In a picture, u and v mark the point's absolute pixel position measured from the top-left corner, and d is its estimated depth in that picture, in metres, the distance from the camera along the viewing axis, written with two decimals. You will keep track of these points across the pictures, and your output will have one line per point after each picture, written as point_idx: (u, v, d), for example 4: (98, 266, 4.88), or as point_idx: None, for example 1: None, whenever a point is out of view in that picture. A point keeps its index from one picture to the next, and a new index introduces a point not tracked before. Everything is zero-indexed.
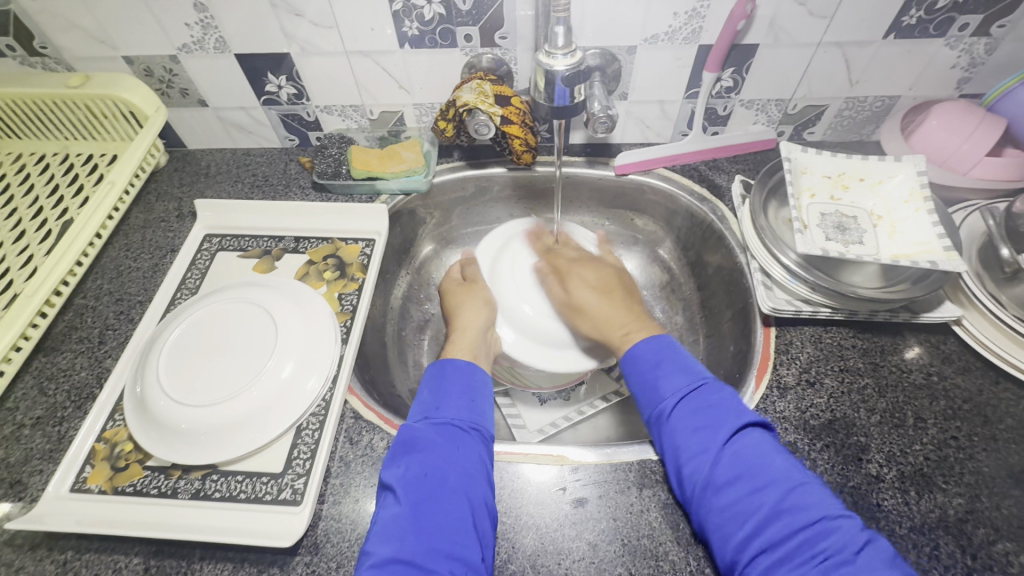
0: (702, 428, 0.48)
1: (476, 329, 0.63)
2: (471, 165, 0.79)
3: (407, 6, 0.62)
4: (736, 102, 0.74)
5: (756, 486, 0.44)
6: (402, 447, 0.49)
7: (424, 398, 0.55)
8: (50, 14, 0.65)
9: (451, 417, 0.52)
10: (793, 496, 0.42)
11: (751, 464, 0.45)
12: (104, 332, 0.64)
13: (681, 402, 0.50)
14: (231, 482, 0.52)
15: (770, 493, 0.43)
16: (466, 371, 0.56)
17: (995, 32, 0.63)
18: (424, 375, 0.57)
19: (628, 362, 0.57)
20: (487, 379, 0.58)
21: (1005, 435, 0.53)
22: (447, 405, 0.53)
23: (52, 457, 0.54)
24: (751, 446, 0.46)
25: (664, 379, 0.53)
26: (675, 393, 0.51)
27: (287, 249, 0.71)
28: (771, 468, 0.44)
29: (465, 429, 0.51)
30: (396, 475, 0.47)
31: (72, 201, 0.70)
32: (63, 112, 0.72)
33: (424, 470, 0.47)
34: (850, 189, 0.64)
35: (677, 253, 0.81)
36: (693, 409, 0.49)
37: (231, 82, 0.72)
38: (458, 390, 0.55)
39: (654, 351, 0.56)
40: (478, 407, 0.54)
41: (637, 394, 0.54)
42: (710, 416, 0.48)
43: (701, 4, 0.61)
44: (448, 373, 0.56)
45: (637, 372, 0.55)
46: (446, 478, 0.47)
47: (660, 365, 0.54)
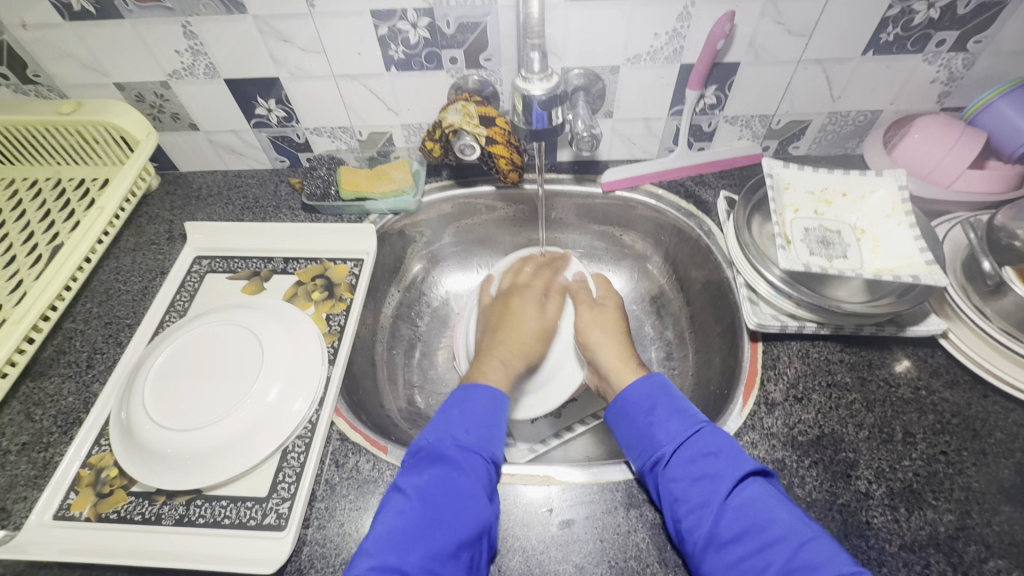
0: (701, 479, 0.48)
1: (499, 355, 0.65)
2: (459, 184, 0.79)
3: (392, 31, 0.63)
4: (720, 118, 0.74)
5: (762, 543, 0.43)
6: (426, 461, 0.50)
7: (453, 416, 0.55)
8: (43, 43, 0.66)
9: (473, 444, 0.52)
10: (804, 554, 0.41)
11: (756, 517, 0.44)
12: (92, 356, 0.64)
13: (679, 449, 0.50)
14: (215, 508, 0.51)
15: (776, 552, 0.42)
16: (496, 401, 0.57)
17: (972, 47, 0.64)
18: (450, 398, 0.58)
19: (619, 405, 0.57)
20: (493, 394, 0.58)
21: (994, 450, 0.52)
22: (472, 433, 0.53)
23: (36, 484, 0.54)
24: (754, 498, 0.46)
25: (660, 427, 0.53)
26: (674, 440, 0.51)
27: (275, 270, 0.71)
28: (775, 523, 0.44)
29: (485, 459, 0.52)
30: (413, 484, 0.48)
31: (63, 225, 0.71)
32: (55, 137, 0.73)
33: (444, 489, 0.48)
34: (834, 204, 0.64)
35: (665, 269, 0.81)
36: (691, 458, 0.49)
37: (221, 107, 0.74)
38: (484, 416, 0.55)
39: (647, 391, 0.56)
40: (497, 438, 0.54)
41: (632, 442, 0.54)
42: (709, 465, 0.48)
43: (681, 25, 0.62)
44: (477, 399, 0.57)
45: (629, 417, 0.56)
46: (461, 501, 0.47)
47: (655, 410, 0.54)
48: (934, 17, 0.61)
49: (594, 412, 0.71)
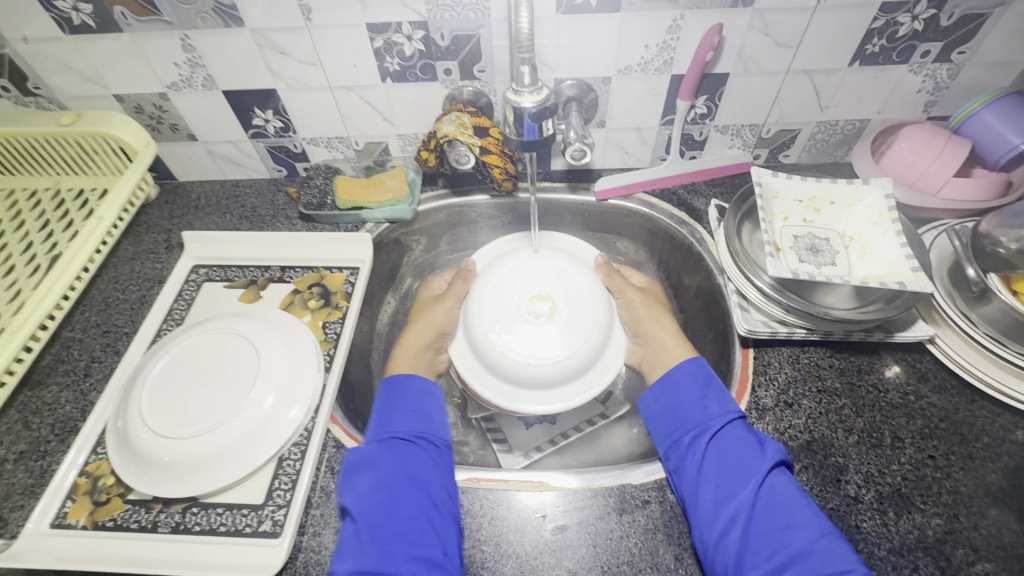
0: (738, 458, 0.50)
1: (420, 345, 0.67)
2: (454, 193, 0.80)
3: (387, 43, 0.64)
4: (711, 127, 0.76)
5: (789, 524, 0.46)
6: (353, 464, 0.52)
7: (376, 416, 0.58)
8: (43, 56, 0.67)
9: (396, 431, 0.55)
10: (827, 540, 0.44)
11: (787, 501, 0.47)
12: (89, 365, 0.64)
13: (724, 426, 0.53)
14: (211, 515, 0.52)
15: (801, 533, 0.45)
16: (416, 387, 0.60)
17: (956, 58, 0.65)
18: (374, 398, 0.60)
19: (671, 380, 0.59)
20: (427, 384, 0.61)
21: (982, 454, 0.53)
22: (393, 422, 0.56)
23: (33, 492, 0.54)
24: (785, 484, 0.48)
25: (710, 404, 0.55)
26: (721, 418, 0.53)
27: (272, 278, 0.72)
28: (802, 508, 0.47)
29: (411, 440, 0.55)
30: (351, 498, 0.49)
31: (62, 235, 0.72)
32: (55, 148, 0.74)
33: (378, 481, 0.50)
34: (822, 212, 0.65)
35: (659, 276, 0.82)
36: (737, 437, 0.52)
37: (219, 118, 0.75)
38: (407, 406, 0.58)
39: (699, 372, 0.58)
40: (425, 417, 0.57)
41: (676, 416, 0.56)
42: (751, 447, 0.51)
43: (671, 37, 0.63)
44: (393, 391, 0.59)
45: (679, 393, 0.57)
46: (397, 486, 0.50)
47: (707, 388, 0.57)
48: (918, 29, 0.62)
49: (587, 419, 0.72)
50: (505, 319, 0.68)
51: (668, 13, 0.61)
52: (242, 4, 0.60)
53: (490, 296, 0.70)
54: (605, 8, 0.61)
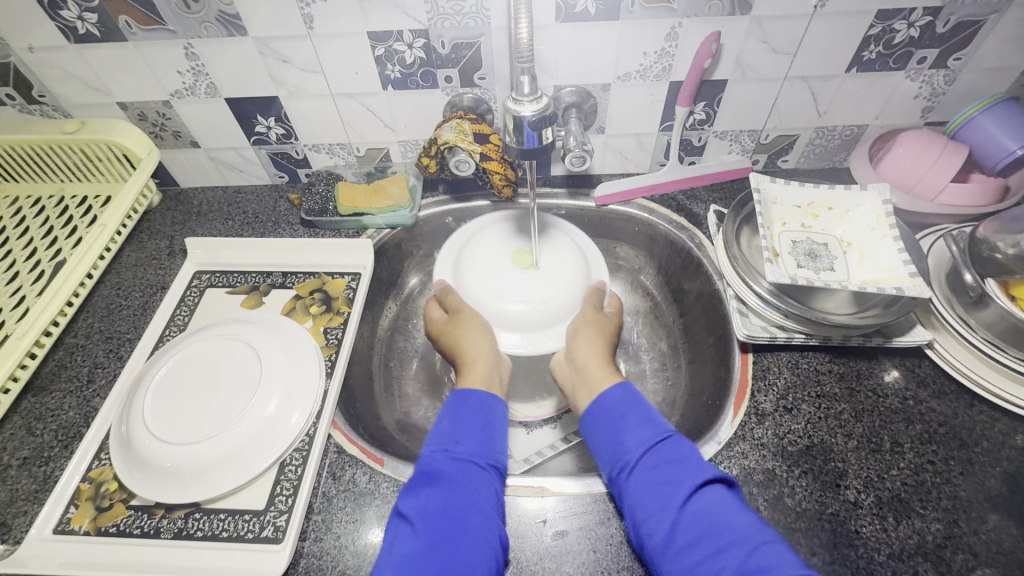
0: (664, 485, 0.46)
1: (486, 360, 0.60)
2: (455, 199, 0.81)
3: (388, 51, 0.65)
4: (710, 133, 0.76)
5: (717, 548, 0.42)
6: (423, 480, 0.48)
7: (442, 427, 0.53)
8: (48, 65, 0.67)
9: (469, 453, 0.50)
10: (755, 557, 0.40)
11: (715, 521, 0.43)
12: (92, 371, 0.65)
13: (646, 453, 0.49)
14: (214, 521, 0.52)
15: (731, 556, 0.41)
16: (488, 404, 0.54)
17: (953, 64, 0.65)
18: (443, 407, 0.55)
19: (594, 411, 0.54)
20: (503, 412, 0.55)
21: (981, 459, 0.53)
22: (465, 441, 0.51)
23: (36, 498, 0.55)
24: (713, 503, 0.44)
25: (629, 431, 0.51)
26: (642, 446, 0.49)
27: (274, 284, 0.72)
28: (731, 528, 0.43)
29: (484, 467, 0.50)
30: (412, 507, 0.46)
31: (65, 242, 0.72)
32: (59, 156, 0.74)
33: (445, 509, 0.45)
34: (820, 217, 0.66)
35: (658, 280, 0.83)
36: (656, 464, 0.48)
37: (222, 125, 0.75)
38: (478, 425, 0.53)
39: (620, 396, 0.54)
40: (494, 444, 0.52)
41: (602, 446, 0.52)
42: (672, 470, 0.47)
43: (669, 44, 0.64)
44: (467, 403, 0.54)
45: (602, 422, 0.53)
46: (465, 520, 0.45)
47: (625, 416, 0.52)
48: (914, 36, 0.62)
49: None
50: (492, 273, 0.69)
51: (666, 21, 0.62)
52: (245, 13, 0.61)
53: (478, 256, 0.71)
54: (603, 16, 0.61)
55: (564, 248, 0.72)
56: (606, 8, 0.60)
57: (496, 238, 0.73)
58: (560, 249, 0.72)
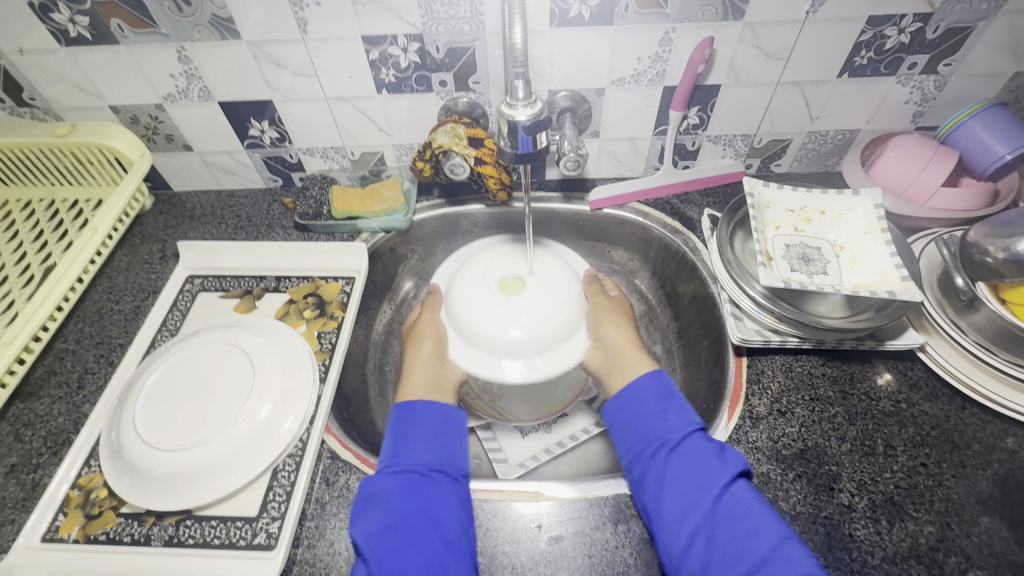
0: (700, 469, 0.49)
1: (428, 365, 0.65)
2: (449, 203, 0.81)
3: (383, 55, 0.65)
4: (704, 137, 0.76)
5: (750, 533, 0.45)
6: (364, 501, 0.49)
7: (387, 445, 0.55)
8: (40, 68, 0.67)
9: (411, 463, 0.52)
10: (785, 546, 0.44)
11: (746, 511, 0.47)
12: (83, 376, 0.64)
13: (688, 437, 0.52)
14: (205, 528, 0.51)
15: (763, 539, 0.45)
16: (427, 415, 0.57)
17: (942, 70, 0.66)
18: (388, 421, 0.58)
19: (630, 397, 0.58)
20: (447, 408, 0.59)
21: (973, 461, 0.53)
22: (406, 453, 0.53)
23: (24, 506, 0.54)
24: (744, 493, 0.48)
25: (669, 418, 0.54)
26: (678, 433, 0.53)
27: (267, 288, 0.72)
28: (760, 518, 0.46)
29: (425, 474, 0.52)
30: (360, 532, 0.47)
31: (56, 246, 0.72)
32: (50, 159, 0.74)
33: (387, 524, 0.47)
34: (813, 221, 0.66)
35: (653, 284, 0.83)
36: (695, 448, 0.51)
37: (215, 128, 0.75)
38: (423, 433, 0.55)
39: (659, 387, 0.58)
40: (440, 450, 0.54)
41: (636, 428, 0.56)
42: (709, 458, 0.50)
43: (663, 49, 0.64)
44: (406, 417, 0.57)
45: (639, 407, 0.57)
46: (411, 528, 0.47)
47: (667, 403, 0.56)
48: (905, 42, 0.63)
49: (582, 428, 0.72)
50: (482, 305, 0.66)
51: (660, 26, 0.62)
52: (238, 16, 0.61)
53: (468, 285, 0.68)
54: (598, 21, 0.61)
55: (553, 267, 0.69)
56: (600, 13, 0.60)
57: (484, 259, 0.70)
58: (547, 264, 0.69)
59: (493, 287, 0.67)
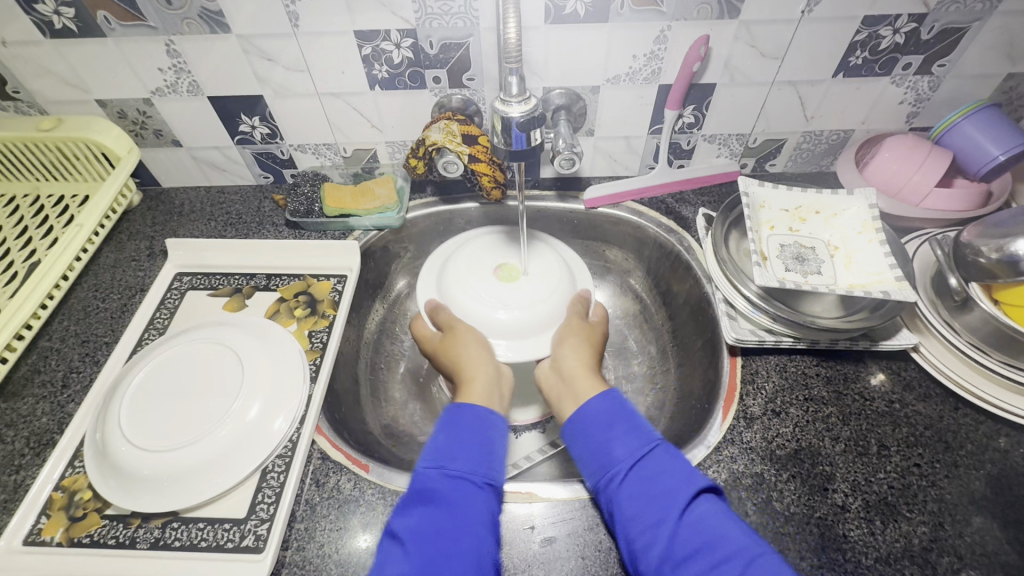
0: (657, 497, 0.46)
1: (489, 376, 0.59)
2: (443, 201, 0.80)
3: (376, 51, 0.64)
4: (699, 137, 0.76)
5: (714, 562, 0.42)
6: (414, 501, 0.47)
7: (439, 441, 0.52)
8: (24, 60, 0.65)
9: (468, 469, 0.49)
10: (751, 572, 0.40)
11: (709, 537, 0.43)
12: (67, 375, 0.63)
13: (636, 464, 0.48)
14: (192, 531, 0.50)
15: (726, 569, 0.41)
16: (484, 417, 0.54)
17: (936, 71, 0.66)
18: (439, 419, 0.54)
19: (580, 419, 0.53)
20: (501, 426, 0.54)
21: (966, 461, 0.54)
22: (462, 455, 0.50)
23: (5, 508, 0.53)
24: (706, 516, 0.44)
25: (618, 441, 0.50)
26: (630, 457, 0.49)
27: (258, 286, 0.71)
28: (727, 540, 0.43)
29: (481, 483, 0.49)
30: (404, 529, 0.45)
31: (40, 242, 0.70)
32: (35, 154, 0.72)
33: (438, 530, 0.45)
34: (808, 221, 0.66)
35: (648, 283, 0.82)
36: (644, 477, 0.47)
37: (205, 124, 0.74)
38: (482, 434, 0.52)
39: (607, 408, 0.53)
40: (494, 459, 0.51)
41: (588, 454, 0.52)
42: (664, 482, 0.47)
43: (658, 47, 0.64)
44: (466, 416, 0.54)
45: (588, 434, 0.52)
46: (458, 539, 0.45)
47: (613, 426, 0.52)
48: (900, 42, 0.63)
49: None
50: (477, 287, 0.66)
51: (655, 24, 0.61)
52: (228, 10, 0.60)
53: (461, 269, 0.68)
54: (593, 18, 0.61)
55: (549, 259, 0.69)
56: (596, 9, 0.60)
57: (472, 256, 0.69)
58: (541, 254, 0.69)
59: (487, 271, 0.67)
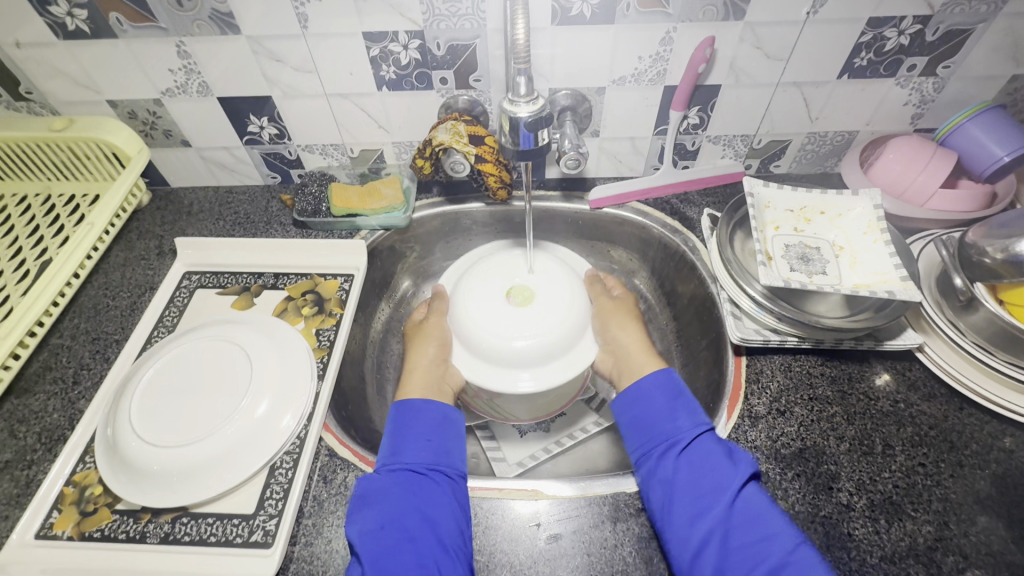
0: (716, 470, 0.50)
1: (424, 368, 0.64)
2: (449, 201, 0.81)
3: (384, 52, 0.65)
4: (704, 138, 0.77)
5: (765, 533, 0.46)
6: (358, 501, 0.49)
7: (385, 445, 0.55)
8: (36, 62, 0.66)
9: (408, 462, 0.52)
10: (800, 549, 0.44)
11: (758, 512, 0.47)
12: (78, 372, 0.63)
13: (697, 439, 0.53)
14: (201, 525, 0.51)
15: (777, 541, 0.45)
16: (423, 412, 0.57)
17: (941, 72, 0.66)
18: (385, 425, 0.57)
19: (640, 396, 0.59)
20: (444, 409, 0.59)
21: (970, 461, 0.54)
22: (403, 451, 0.54)
23: (18, 503, 0.53)
24: (756, 496, 0.48)
25: (679, 417, 0.55)
26: (691, 432, 0.53)
27: (265, 285, 0.71)
28: (772, 518, 0.47)
29: (421, 472, 0.52)
30: (356, 532, 0.47)
31: (51, 241, 0.71)
32: (47, 154, 0.73)
33: (381, 523, 0.47)
34: (813, 222, 0.66)
35: (652, 283, 0.83)
36: (706, 450, 0.52)
37: (214, 124, 0.74)
38: (423, 430, 0.56)
39: (668, 386, 0.59)
40: (438, 448, 0.55)
41: (646, 428, 0.56)
42: (723, 459, 0.50)
43: (664, 48, 0.64)
44: (404, 417, 0.57)
45: (648, 407, 0.57)
46: (405, 527, 0.47)
47: (675, 403, 0.57)
48: (904, 43, 0.63)
49: (581, 427, 0.72)
50: (490, 313, 0.65)
51: (661, 25, 0.62)
52: (238, 12, 0.61)
53: (472, 293, 0.67)
54: (599, 20, 0.61)
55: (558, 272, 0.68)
56: (602, 11, 0.60)
57: (486, 273, 0.68)
58: (550, 271, 0.68)
59: (499, 295, 0.66)
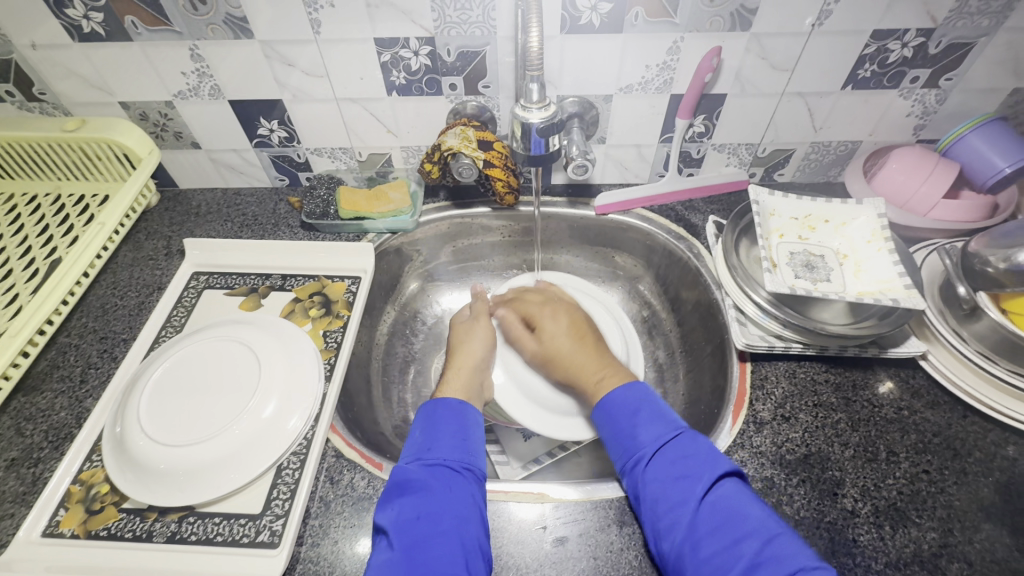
0: (682, 479, 0.49)
1: (471, 368, 0.65)
2: (455, 206, 0.81)
3: (394, 58, 0.66)
4: (709, 146, 0.77)
5: (736, 537, 0.45)
6: (396, 489, 0.50)
7: (418, 437, 0.56)
8: (51, 63, 0.67)
9: (443, 457, 0.53)
10: (771, 547, 0.44)
11: (728, 514, 0.47)
12: (85, 371, 0.64)
13: (661, 449, 0.52)
14: (208, 525, 0.51)
15: (748, 544, 0.44)
16: (458, 410, 0.58)
17: (944, 84, 0.67)
18: (417, 416, 0.58)
19: (606, 413, 0.58)
20: (461, 404, 0.59)
21: (975, 469, 0.54)
22: (439, 446, 0.54)
23: (24, 500, 0.53)
24: (726, 498, 0.48)
25: (642, 428, 0.54)
26: (654, 443, 0.53)
27: (273, 286, 0.72)
28: (747, 519, 0.46)
29: (458, 469, 0.52)
30: (390, 518, 0.47)
31: (61, 240, 0.72)
32: (58, 153, 0.74)
33: (418, 513, 0.48)
34: (817, 230, 0.67)
35: (657, 290, 0.83)
36: (670, 459, 0.51)
37: (224, 127, 0.75)
38: (455, 426, 0.56)
39: (630, 399, 0.57)
40: (470, 447, 0.55)
41: (616, 442, 0.56)
42: (689, 466, 0.50)
43: (671, 58, 0.65)
44: (439, 413, 0.57)
45: (614, 421, 0.57)
46: (440, 521, 0.47)
47: (638, 414, 0.56)
48: (908, 56, 0.64)
49: None
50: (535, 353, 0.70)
51: (668, 35, 0.63)
52: (252, 16, 0.61)
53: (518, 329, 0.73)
54: (608, 29, 0.62)
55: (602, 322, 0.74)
56: (611, 20, 0.61)
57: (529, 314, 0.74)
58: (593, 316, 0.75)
59: None
